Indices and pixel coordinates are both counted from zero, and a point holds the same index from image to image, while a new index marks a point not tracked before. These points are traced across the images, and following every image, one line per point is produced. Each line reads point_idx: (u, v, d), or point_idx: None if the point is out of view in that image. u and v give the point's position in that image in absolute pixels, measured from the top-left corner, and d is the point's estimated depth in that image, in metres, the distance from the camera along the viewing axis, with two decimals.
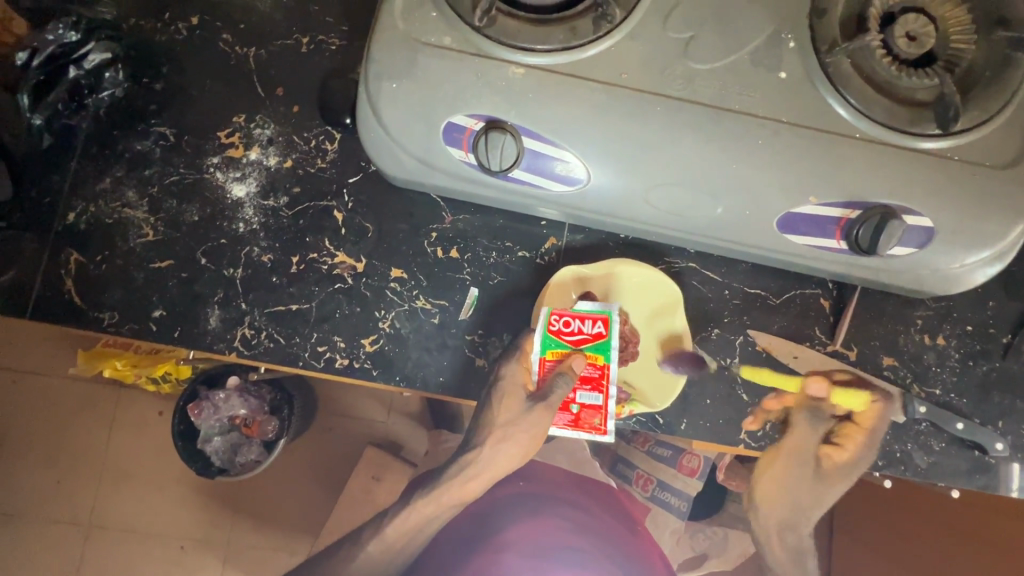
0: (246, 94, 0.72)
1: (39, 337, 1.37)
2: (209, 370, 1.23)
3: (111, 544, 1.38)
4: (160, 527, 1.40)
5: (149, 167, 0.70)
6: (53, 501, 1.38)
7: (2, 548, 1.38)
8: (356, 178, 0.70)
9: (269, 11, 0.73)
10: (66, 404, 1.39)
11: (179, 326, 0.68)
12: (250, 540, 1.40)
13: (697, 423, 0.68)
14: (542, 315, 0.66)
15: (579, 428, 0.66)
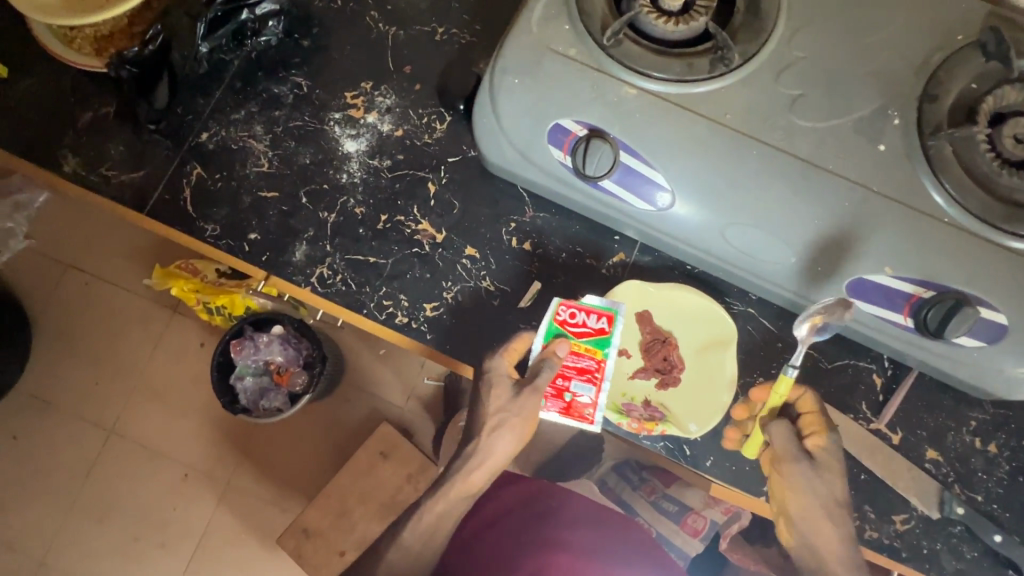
0: (376, 64, 0.80)
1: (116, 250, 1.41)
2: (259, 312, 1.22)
3: (127, 455, 1.42)
4: (174, 450, 1.43)
5: (280, 110, 0.78)
6: (85, 402, 1.42)
7: (26, 431, 1.43)
8: (455, 159, 0.76)
9: (416, 0, 0.82)
10: (122, 315, 1.43)
11: (268, 252, 0.74)
12: (253, 485, 1.43)
13: (724, 464, 0.68)
14: (552, 304, 0.68)
15: (568, 415, 0.67)
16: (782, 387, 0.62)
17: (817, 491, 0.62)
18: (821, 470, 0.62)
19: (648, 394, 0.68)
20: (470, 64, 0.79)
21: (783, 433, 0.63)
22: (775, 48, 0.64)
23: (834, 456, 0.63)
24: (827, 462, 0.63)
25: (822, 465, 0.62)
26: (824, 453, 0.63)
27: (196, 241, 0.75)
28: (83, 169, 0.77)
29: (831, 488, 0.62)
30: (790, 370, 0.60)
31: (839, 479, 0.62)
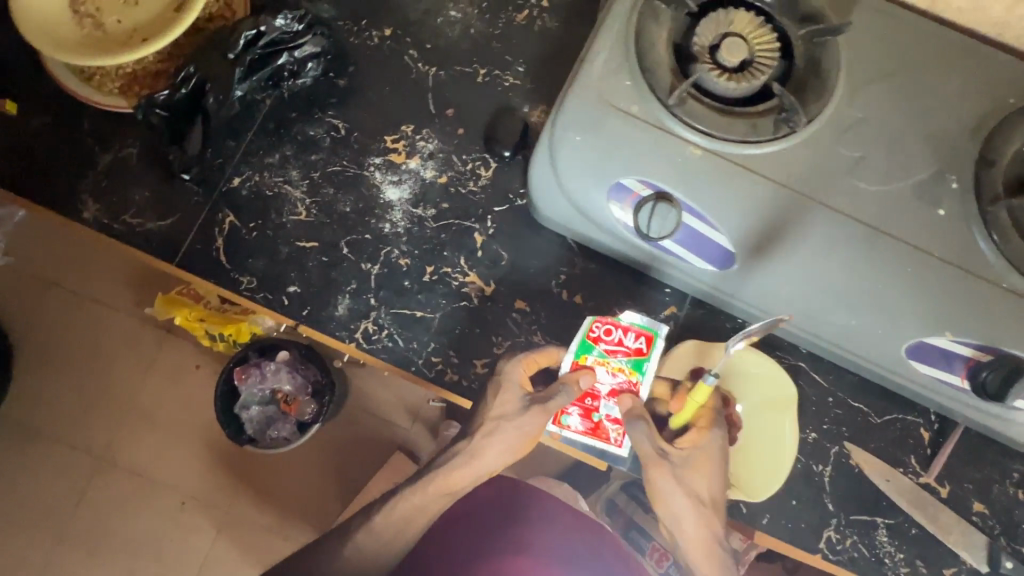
0: (417, 106, 0.77)
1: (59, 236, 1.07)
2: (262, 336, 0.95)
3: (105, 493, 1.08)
4: (165, 476, 1.09)
5: (317, 154, 0.75)
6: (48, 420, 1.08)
7: None
8: (502, 209, 0.74)
9: (457, 39, 0.79)
10: (75, 327, 1.08)
11: (308, 306, 0.71)
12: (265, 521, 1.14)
13: (779, 521, 0.69)
14: (585, 323, 0.69)
15: (596, 437, 0.67)
16: (698, 395, 0.63)
17: (681, 495, 0.64)
18: (687, 466, 0.64)
19: None
20: (514, 109, 0.77)
21: (715, 443, 0.65)
22: (836, 108, 0.63)
23: (701, 451, 0.64)
24: (697, 459, 0.64)
25: (692, 464, 0.64)
26: (696, 448, 0.65)
27: (230, 293, 0.71)
28: (104, 215, 0.72)
29: (693, 484, 0.64)
30: (710, 379, 0.61)
31: (707, 476, 0.64)
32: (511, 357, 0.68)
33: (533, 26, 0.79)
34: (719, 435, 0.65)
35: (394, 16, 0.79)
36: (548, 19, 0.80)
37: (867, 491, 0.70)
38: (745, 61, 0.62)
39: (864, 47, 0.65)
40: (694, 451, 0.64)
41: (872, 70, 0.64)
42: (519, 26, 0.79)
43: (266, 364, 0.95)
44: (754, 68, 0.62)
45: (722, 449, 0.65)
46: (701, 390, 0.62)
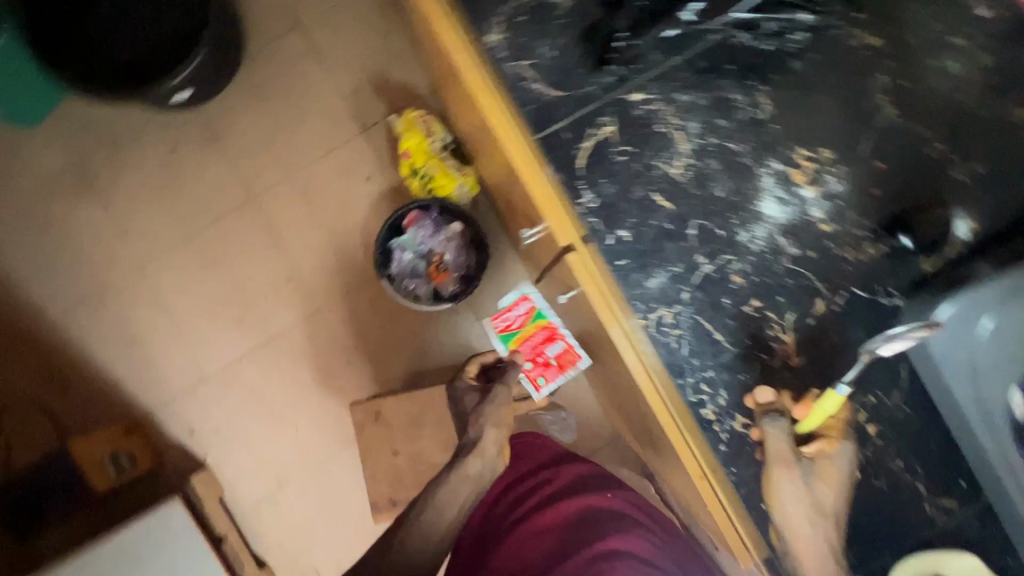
0: (849, 139, 0.67)
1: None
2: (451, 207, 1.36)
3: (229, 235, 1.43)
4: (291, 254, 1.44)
5: (726, 121, 0.67)
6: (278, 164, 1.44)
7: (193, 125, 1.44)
8: (861, 294, 0.66)
9: (939, 95, 0.66)
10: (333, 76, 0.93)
11: (626, 260, 0.66)
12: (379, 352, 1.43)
13: None
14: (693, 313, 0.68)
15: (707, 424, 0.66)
16: (828, 404, 0.63)
17: (809, 505, 0.63)
18: (818, 474, 0.64)
19: None
20: (944, 205, 0.66)
21: (842, 458, 0.65)
22: None
23: (837, 467, 0.65)
24: (824, 468, 0.65)
25: (819, 472, 0.65)
26: (824, 459, 0.65)
27: (566, 200, 0.67)
28: (504, 49, 0.68)
29: (823, 495, 0.64)
30: (841, 387, 0.62)
31: (836, 491, 0.65)
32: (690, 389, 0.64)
33: None
34: (848, 451, 0.65)
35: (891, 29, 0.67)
36: None
37: None
38: None
39: None
40: (819, 460, 0.65)
41: None
42: (1013, 121, 0.65)
43: (437, 231, 1.37)
44: None
45: (846, 467, 0.65)
46: (832, 399, 0.62)
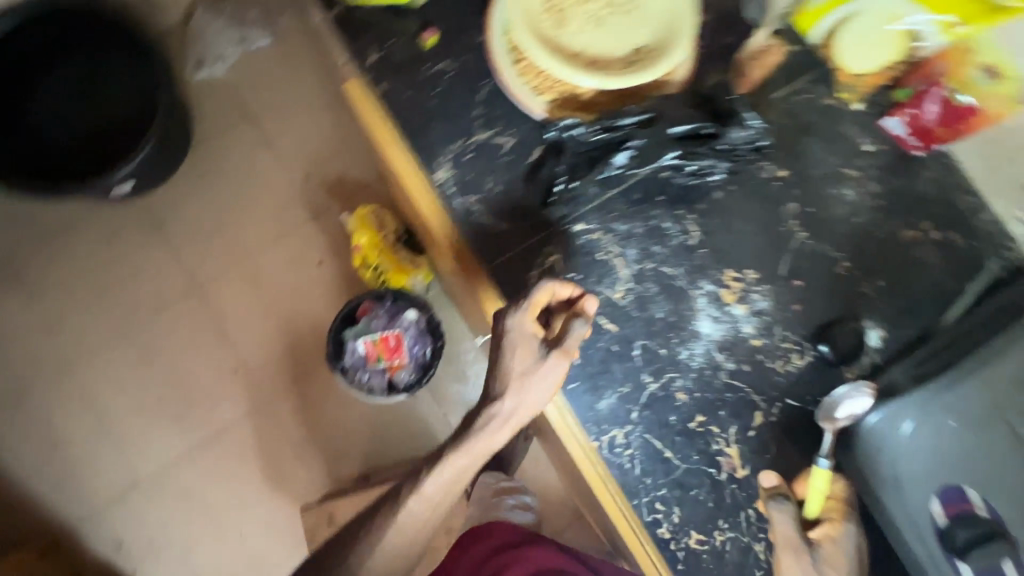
0: (770, 261, 0.73)
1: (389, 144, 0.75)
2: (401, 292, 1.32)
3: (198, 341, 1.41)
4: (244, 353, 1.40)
5: (660, 247, 0.72)
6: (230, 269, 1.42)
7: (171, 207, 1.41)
8: (794, 404, 0.70)
9: (840, 220, 0.75)
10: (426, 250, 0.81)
11: (576, 382, 0.69)
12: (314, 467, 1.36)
13: None
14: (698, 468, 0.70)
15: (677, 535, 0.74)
16: (817, 480, 0.66)
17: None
18: (821, 563, 0.64)
19: None
20: (856, 318, 0.73)
21: (848, 538, 0.65)
22: None
23: (841, 548, 0.65)
24: (832, 554, 0.64)
25: (826, 557, 0.64)
26: (830, 543, 0.65)
27: None
28: (451, 184, 0.72)
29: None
30: (820, 462, 0.65)
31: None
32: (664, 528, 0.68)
33: (912, 250, 0.76)
34: (853, 532, 0.65)
35: (794, 164, 0.76)
36: (929, 252, 0.76)
37: None
38: None
39: None
40: (824, 545, 0.65)
41: None
42: (899, 240, 0.76)
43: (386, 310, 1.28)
44: None
45: (854, 550, 0.65)
46: (820, 474, 0.66)
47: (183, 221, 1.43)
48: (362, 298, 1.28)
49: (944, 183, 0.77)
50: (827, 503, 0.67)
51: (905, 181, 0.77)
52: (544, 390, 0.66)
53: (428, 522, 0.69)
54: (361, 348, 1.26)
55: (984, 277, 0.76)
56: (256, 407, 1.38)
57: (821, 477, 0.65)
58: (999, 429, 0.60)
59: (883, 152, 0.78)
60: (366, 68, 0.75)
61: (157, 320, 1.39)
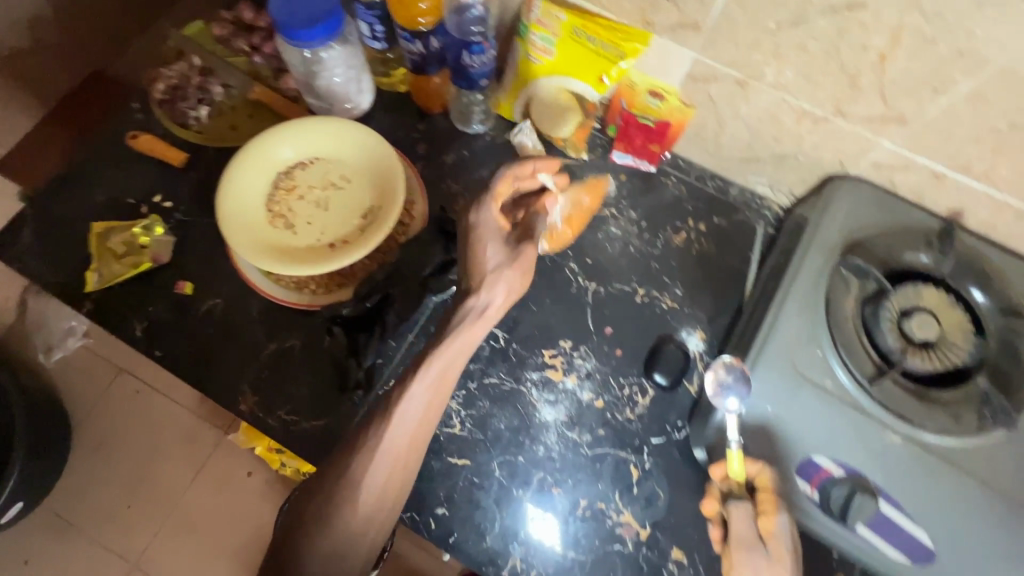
0: (576, 322, 0.77)
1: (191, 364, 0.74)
2: None
3: None
4: None
5: (475, 362, 0.75)
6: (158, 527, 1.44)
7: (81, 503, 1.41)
8: (659, 441, 0.72)
9: (617, 255, 0.81)
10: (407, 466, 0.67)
11: (455, 533, 0.68)
12: None
13: None
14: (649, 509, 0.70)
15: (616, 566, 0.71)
16: (735, 466, 0.61)
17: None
18: (773, 561, 0.58)
19: None
20: (672, 333, 0.77)
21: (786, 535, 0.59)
22: None
23: (783, 546, 0.58)
24: (777, 550, 0.58)
25: (775, 555, 0.58)
26: (773, 539, 0.59)
27: None
28: (258, 408, 0.72)
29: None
30: (733, 442, 0.61)
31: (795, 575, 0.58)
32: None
33: (690, 249, 0.82)
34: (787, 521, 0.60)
35: (557, 228, 0.82)
36: (706, 243, 0.82)
37: None
38: (930, 341, 0.64)
39: None
40: (771, 543, 0.59)
41: None
42: (676, 247, 0.82)
43: None
44: (939, 352, 0.63)
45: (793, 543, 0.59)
46: (736, 459, 0.61)
47: (111, 504, 1.45)
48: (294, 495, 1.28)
49: (686, 181, 0.85)
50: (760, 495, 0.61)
51: (655, 196, 0.85)
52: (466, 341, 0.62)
53: (382, 471, 0.58)
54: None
55: (759, 240, 0.82)
56: None
57: (739, 460, 0.61)
58: (818, 387, 0.61)
59: (626, 182, 0.85)
60: (135, 339, 0.75)
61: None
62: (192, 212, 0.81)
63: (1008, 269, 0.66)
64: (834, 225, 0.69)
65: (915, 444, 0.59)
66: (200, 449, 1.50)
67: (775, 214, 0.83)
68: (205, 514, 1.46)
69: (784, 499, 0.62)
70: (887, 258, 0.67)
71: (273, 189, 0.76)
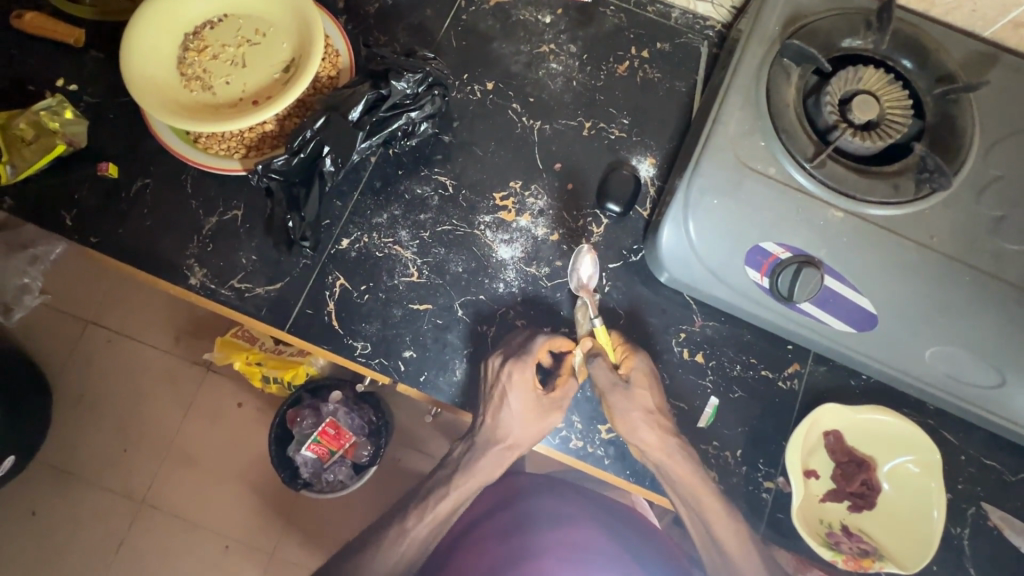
0: (526, 162, 0.75)
1: (131, 244, 0.71)
2: (319, 380, 1.24)
3: (157, 526, 1.32)
4: (209, 519, 1.34)
5: (425, 213, 0.73)
6: (149, 462, 1.35)
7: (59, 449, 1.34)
8: (616, 265, 0.73)
9: (560, 92, 0.78)
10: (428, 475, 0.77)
11: (425, 372, 0.69)
12: (297, 555, 1.33)
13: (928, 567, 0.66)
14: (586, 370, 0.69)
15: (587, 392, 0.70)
16: (602, 336, 0.68)
17: (638, 414, 0.65)
18: (636, 387, 0.66)
19: (844, 519, 0.66)
20: (622, 161, 0.76)
21: (645, 367, 0.68)
22: (971, 168, 0.62)
23: (640, 373, 0.67)
24: (638, 379, 0.67)
25: (634, 382, 0.67)
26: (635, 371, 0.67)
27: (345, 360, 0.69)
28: (210, 280, 0.70)
29: (641, 400, 0.66)
30: (597, 321, 0.68)
31: (652, 392, 0.67)
32: (581, 430, 0.69)
33: (635, 78, 0.79)
34: (643, 358, 0.68)
35: (496, 71, 0.78)
36: (650, 70, 0.79)
37: (1009, 551, 0.67)
38: (873, 120, 0.63)
39: (992, 101, 0.64)
40: (631, 373, 0.67)
41: (1001, 127, 0.63)
42: (619, 77, 0.79)
43: (323, 408, 1.22)
44: (884, 129, 0.62)
45: (650, 371, 0.68)
46: (602, 332, 0.68)
47: (107, 448, 1.34)
48: (284, 410, 1.21)
49: (626, 8, 0.81)
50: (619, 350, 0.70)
51: (595, 27, 0.80)
52: (494, 463, 0.71)
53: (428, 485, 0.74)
54: (311, 455, 1.21)
55: (703, 60, 0.79)
56: (249, 566, 1.32)
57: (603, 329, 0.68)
58: (761, 175, 0.61)
59: (562, 15, 0.80)
60: (67, 229, 0.71)
61: (138, 541, 1.31)
62: (101, 93, 0.75)
63: (942, 40, 0.66)
64: (774, 15, 0.65)
65: (856, 217, 0.61)
66: (186, 383, 1.38)
67: (717, 32, 0.80)
68: (207, 449, 1.36)
69: (658, 330, 0.72)
70: (825, 44, 0.65)
71: (182, 51, 0.70)
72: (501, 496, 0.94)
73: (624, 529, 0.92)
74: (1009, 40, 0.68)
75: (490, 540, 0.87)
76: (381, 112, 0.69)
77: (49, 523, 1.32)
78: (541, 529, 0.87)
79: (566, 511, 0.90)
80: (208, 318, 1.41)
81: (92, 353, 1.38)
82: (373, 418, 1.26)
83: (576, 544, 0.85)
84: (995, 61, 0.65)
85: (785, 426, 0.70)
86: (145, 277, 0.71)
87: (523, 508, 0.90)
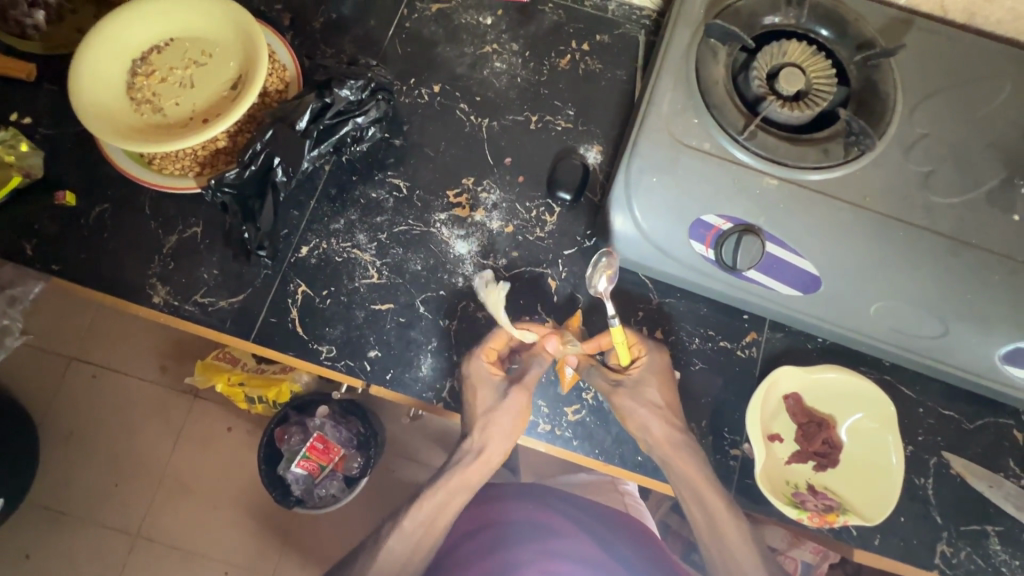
0: (476, 159, 0.77)
1: (93, 270, 0.72)
2: (303, 399, 1.22)
3: (153, 559, 1.31)
4: (205, 546, 1.33)
5: (382, 215, 0.75)
6: (140, 493, 1.34)
7: (49, 488, 1.34)
8: (571, 251, 0.75)
9: (505, 89, 0.80)
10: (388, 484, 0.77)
11: (391, 369, 0.70)
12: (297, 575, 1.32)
13: (895, 519, 0.68)
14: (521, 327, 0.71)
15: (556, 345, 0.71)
16: (618, 337, 0.69)
17: (644, 411, 0.68)
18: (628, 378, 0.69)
19: (810, 479, 0.67)
20: (571, 151, 0.78)
21: (655, 363, 0.70)
22: (897, 127, 0.65)
23: (639, 367, 0.70)
24: (643, 374, 0.70)
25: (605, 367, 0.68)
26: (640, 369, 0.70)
27: (311, 365, 0.71)
28: (174, 297, 0.71)
29: (649, 395, 0.69)
30: (614, 322, 0.69)
31: (662, 389, 0.69)
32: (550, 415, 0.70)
33: (578, 69, 0.81)
34: (653, 353, 0.71)
35: (442, 74, 0.80)
36: (591, 62, 0.82)
37: (972, 496, 0.68)
38: (800, 90, 0.65)
39: (911, 63, 0.67)
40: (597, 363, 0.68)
41: (922, 87, 0.66)
42: (562, 70, 0.81)
43: (310, 422, 1.23)
44: (811, 98, 0.65)
45: (660, 365, 0.70)
46: (617, 332, 0.69)
47: (97, 483, 1.34)
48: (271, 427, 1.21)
49: (564, 5, 0.84)
50: (633, 349, 0.72)
51: (535, 24, 0.83)
52: (462, 468, 0.74)
53: None
54: (300, 472, 1.21)
55: (641, 48, 0.82)
56: None
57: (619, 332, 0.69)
58: (698, 150, 0.63)
59: (503, 15, 0.83)
60: (29, 259, 0.73)
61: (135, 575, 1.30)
62: (55, 124, 0.76)
63: (859, 10, 0.69)
64: None
65: (790, 183, 0.63)
66: (172, 411, 1.38)
67: (653, 21, 0.83)
68: (199, 475, 1.36)
69: (619, 310, 0.74)
70: (749, 22, 0.68)
71: (130, 76, 0.72)
72: (484, 511, 0.94)
73: (602, 530, 0.94)
74: (923, 5, 0.71)
75: (472, 558, 0.87)
76: (326, 119, 0.71)
77: (45, 566, 1.31)
78: (520, 542, 0.88)
79: (546, 519, 0.93)
80: (189, 345, 1.41)
81: (74, 390, 1.37)
82: (361, 430, 1.26)
83: (555, 552, 0.88)
84: (910, 25, 0.68)
85: (747, 394, 0.71)
86: (107, 300, 0.72)
87: (503, 522, 0.92)
